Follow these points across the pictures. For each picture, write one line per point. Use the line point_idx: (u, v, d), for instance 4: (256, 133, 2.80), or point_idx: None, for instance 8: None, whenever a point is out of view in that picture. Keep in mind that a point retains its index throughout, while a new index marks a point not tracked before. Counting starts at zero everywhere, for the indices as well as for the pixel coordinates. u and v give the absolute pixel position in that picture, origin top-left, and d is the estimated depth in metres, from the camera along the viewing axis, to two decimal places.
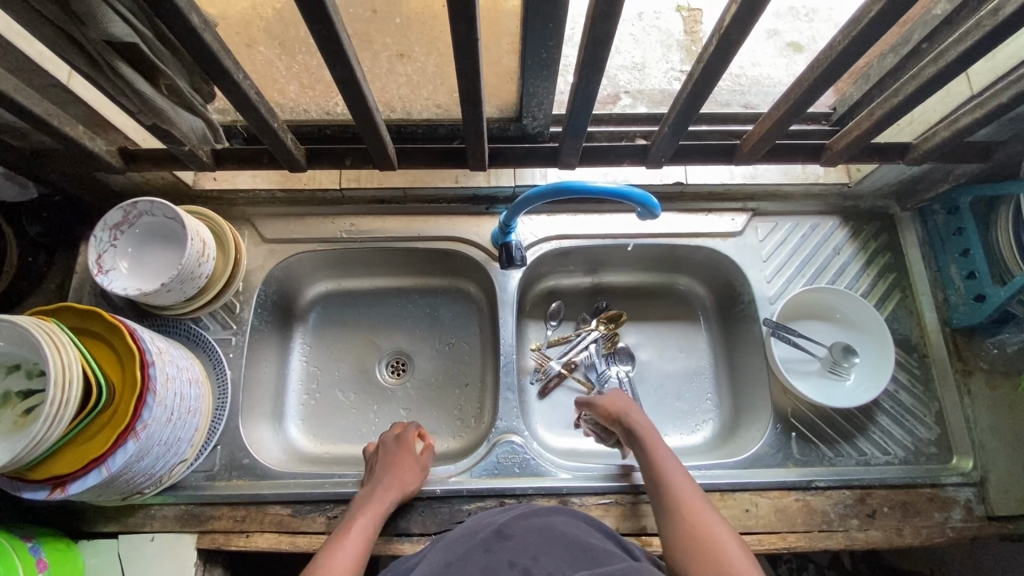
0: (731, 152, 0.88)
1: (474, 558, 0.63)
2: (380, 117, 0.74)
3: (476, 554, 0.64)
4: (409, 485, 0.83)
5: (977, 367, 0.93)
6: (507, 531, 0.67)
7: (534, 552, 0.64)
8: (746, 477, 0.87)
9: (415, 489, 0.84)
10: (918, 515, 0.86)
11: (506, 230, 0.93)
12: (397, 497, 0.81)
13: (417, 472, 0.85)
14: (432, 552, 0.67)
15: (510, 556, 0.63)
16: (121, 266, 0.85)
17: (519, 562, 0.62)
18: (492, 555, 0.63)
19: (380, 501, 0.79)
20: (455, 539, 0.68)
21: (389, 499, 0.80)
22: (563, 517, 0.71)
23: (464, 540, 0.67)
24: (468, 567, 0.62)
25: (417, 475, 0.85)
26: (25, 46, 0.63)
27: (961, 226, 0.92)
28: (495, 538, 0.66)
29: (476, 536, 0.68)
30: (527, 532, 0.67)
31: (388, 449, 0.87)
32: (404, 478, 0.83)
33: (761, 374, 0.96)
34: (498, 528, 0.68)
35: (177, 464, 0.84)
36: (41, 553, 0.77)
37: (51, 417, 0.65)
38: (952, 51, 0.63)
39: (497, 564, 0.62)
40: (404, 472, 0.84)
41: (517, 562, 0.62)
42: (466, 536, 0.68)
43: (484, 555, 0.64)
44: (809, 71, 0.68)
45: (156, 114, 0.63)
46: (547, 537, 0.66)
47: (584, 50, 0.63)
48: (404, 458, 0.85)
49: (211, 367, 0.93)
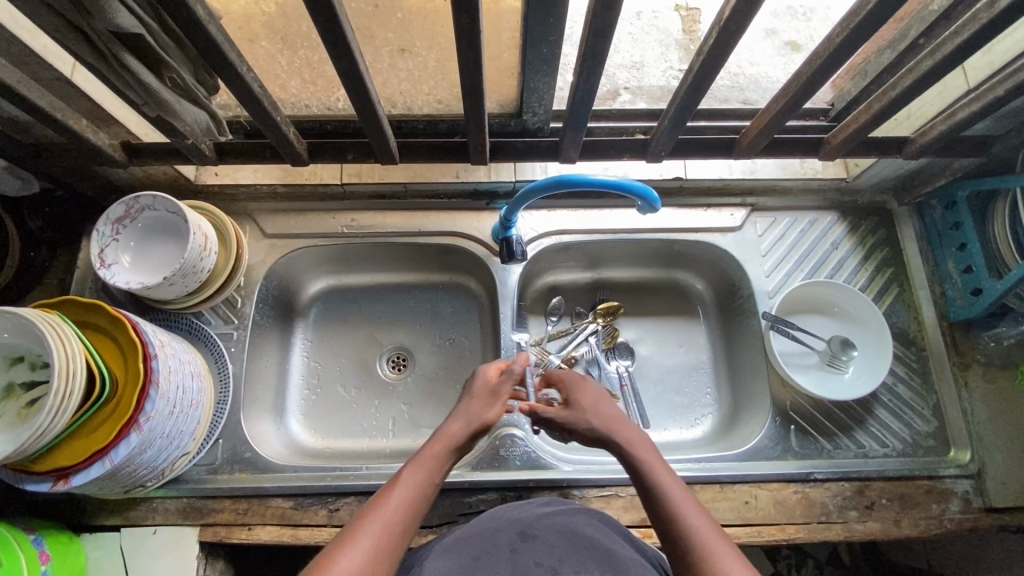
0: (730, 147, 0.88)
1: (500, 556, 0.62)
2: (382, 111, 0.75)
3: (501, 553, 0.62)
4: (485, 413, 0.75)
5: (974, 360, 0.94)
6: (530, 531, 0.66)
7: (559, 554, 0.62)
8: (745, 469, 0.88)
9: (496, 417, 0.76)
10: (916, 506, 0.86)
11: (506, 226, 0.93)
12: (472, 425, 0.73)
13: (496, 400, 0.77)
14: (450, 545, 0.64)
15: (535, 557, 0.62)
16: (124, 259, 0.86)
17: (546, 564, 0.61)
18: (517, 557, 0.62)
19: (450, 430, 0.72)
20: (475, 532, 0.66)
21: (461, 427, 0.72)
22: (583, 516, 0.69)
23: (484, 535, 0.66)
24: (494, 567, 0.61)
25: (497, 405, 0.77)
26: (30, 39, 0.63)
27: (958, 220, 0.93)
28: (519, 538, 0.64)
29: (499, 533, 0.66)
30: (550, 532, 0.65)
31: (464, 383, 0.79)
32: (480, 407, 0.75)
33: (760, 368, 0.97)
34: (520, 528, 0.66)
35: (179, 458, 0.84)
36: (43, 546, 0.77)
37: (55, 407, 0.65)
38: (949, 44, 0.64)
39: (524, 566, 0.61)
40: (479, 402, 0.76)
41: (544, 563, 0.61)
42: (486, 529, 0.66)
43: (510, 554, 0.62)
44: (807, 65, 0.68)
45: (161, 105, 0.63)
46: (568, 538, 0.65)
47: (586, 43, 0.63)
48: (481, 388, 0.78)
49: (212, 361, 0.93)
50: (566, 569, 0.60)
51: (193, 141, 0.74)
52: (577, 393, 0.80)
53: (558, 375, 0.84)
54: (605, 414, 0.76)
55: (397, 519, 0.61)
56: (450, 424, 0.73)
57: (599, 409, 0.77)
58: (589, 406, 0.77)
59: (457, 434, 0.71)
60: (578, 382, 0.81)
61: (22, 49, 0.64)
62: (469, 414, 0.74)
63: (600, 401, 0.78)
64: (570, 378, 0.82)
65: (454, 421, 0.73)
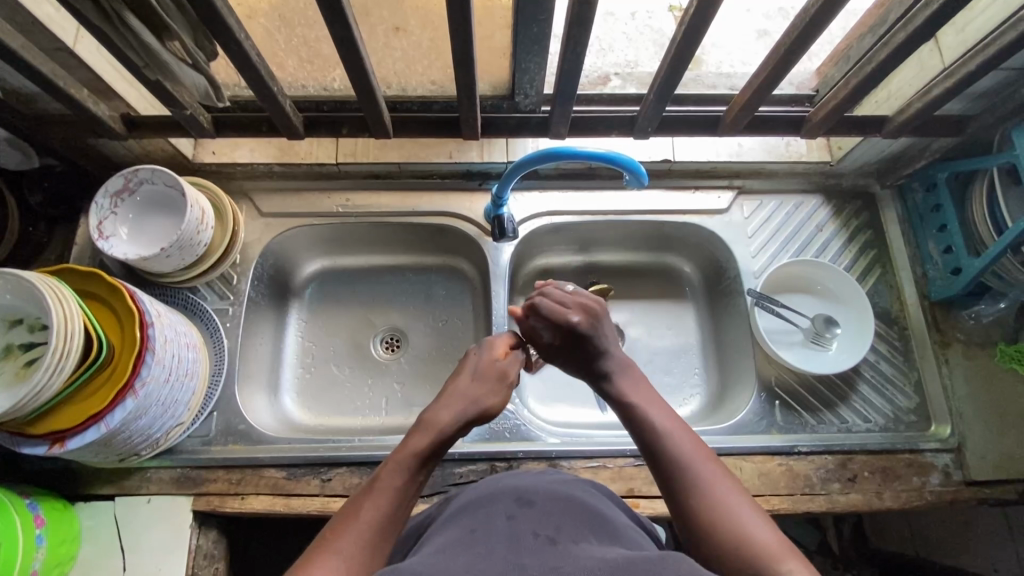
0: (716, 125, 0.91)
1: (495, 526, 0.55)
2: (378, 85, 0.78)
3: (497, 522, 0.55)
4: (484, 398, 0.72)
5: (955, 339, 0.95)
6: (528, 498, 0.60)
7: (558, 524, 0.55)
8: (732, 441, 0.90)
9: (495, 405, 0.74)
10: (897, 479, 0.88)
11: (497, 204, 0.96)
12: (464, 411, 0.70)
13: (499, 387, 0.75)
14: (446, 525, 0.58)
15: (532, 526, 0.55)
16: (122, 232, 0.88)
17: (543, 533, 0.53)
18: (515, 523, 0.55)
19: (440, 417, 0.68)
20: (469, 504, 0.61)
21: (452, 414, 0.69)
22: (580, 485, 0.65)
23: (481, 508, 0.59)
24: (492, 537, 0.53)
25: (499, 390, 0.74)
26: (36, 9, 0.66)
27: (938, 203, 0.96)
28: (516, 506, 0.58)
29: (496, 502, 0.60)
30: (550, 500, 0.59)
31: (468, 362, 0.77)
32: (476, 391, 0.73)
33: (747, 347, 0.99)
34: (516, 497, 0.60)
35: (174, 427, 0.85)
36: (38, 510, 0.79)
37: (53, 366, 0.67)
38: (922, 15, 0.68)
39: (520, 536, 0.53)
40: (479, 388, 0.73)
41: (540, 533, 0.53)
42: (483, 504, 0.60)
43: (506, 523, 0.55)
44: (785, 38, 0.71)
45: (161, 68, 0.67)
46: (568, 507, 0.59)
47: (573, 13, 0.66)
48: (485, 370, 0.75)
49: (207, 336, 0.95)
50: (565, 535, 0.54)
51: (190, 111, 0.78)
52: (583, 344, 0.78)
53: (562, 320, 0.79)
54: (614, 356, 0.78)
55: (376, 526, 0.57)
56: (442, 411, 0.69)
57: (609, 357, 0.77)
58: (601, 352, 0.78)
59: (445, 422, 0.68)
60: (580, 330, 0.79)
61: (28, 17, 0.66)
62: (465, 399, 0.71)
63: (609, 346, 0.78)
64: (576, 326, 0.79)
65: (446, 408, 0.70)
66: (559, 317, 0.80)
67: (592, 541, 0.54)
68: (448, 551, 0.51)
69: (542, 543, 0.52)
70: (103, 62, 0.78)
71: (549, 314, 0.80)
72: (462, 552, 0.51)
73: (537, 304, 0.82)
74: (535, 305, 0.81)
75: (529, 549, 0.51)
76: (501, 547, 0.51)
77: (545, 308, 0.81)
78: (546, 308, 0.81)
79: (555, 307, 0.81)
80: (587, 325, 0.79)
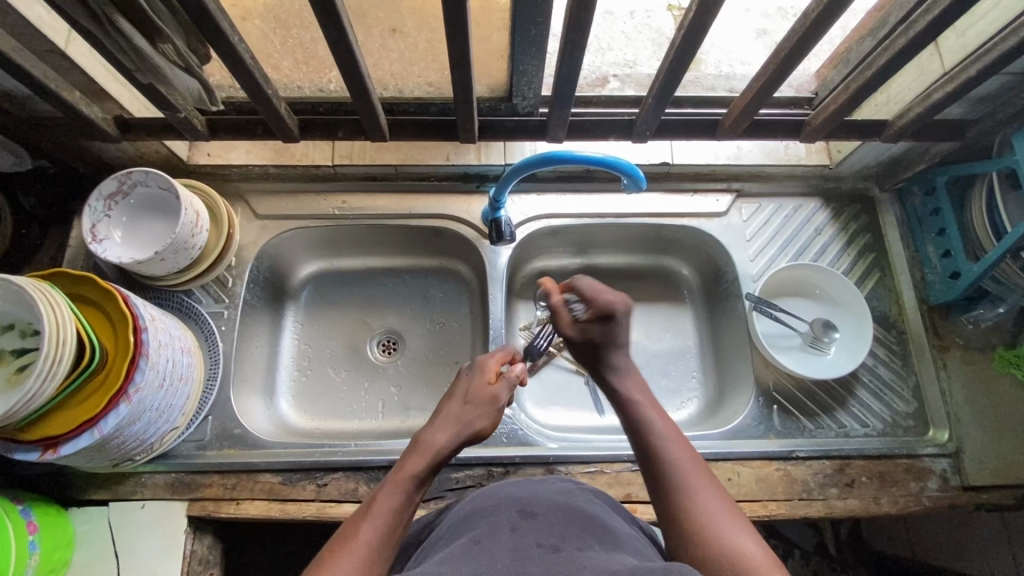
0: (715, 128, 0.91)
1: (499, 538, 0.54)
2: (373, 88, 0.77)
3: (500, 534, 0.55)
4: (477, 420, 0.72)
5: (953, 344, 0.95)
6: (531, 510, 0.59)
7: (562, 534, 0.55)
8: (729, 447, 0.90)
9: (487, 427, 0.73)
10: (895, 485, 0.88)
11: (495, 208, 0.95)
12: (458, 433, 0.69)
13: (492, 410, 0.74)
14: (447, 539, 0.58)
15: (536, 536, 0.54)
16: (115, 235, 0.87)
17: (547, 543, 0.53)
18: (518, 535, 0.55)
19: (436, 440, 0.68)
20: (471, 515, 0.61)
21: (448, 437, 0.68)
22: (582, 495, 0.65)
23: (482, 519, 0.59)
24: (495, 548, 0.53)
25: (492, 412, 0.73)
26: (25, 10, 0.66)
27: (938, 207, 0.95)
28: (519, 517, 0.57)
29: (499, 513, 0.59)
30: (552, 511, 0.58)
31: (462, 384, 0.76)
32: (470, 414, 0.72)
33: (744, 350, 0.99)
34: (520, 509, 0.59)
35: (168, 432, 0.84)
36: (31, 516, 0.78)
37: (45, 371, 0.66)
38: (922, 21, 0.67)
39: (524, 547, 0.53)
40: (472, 411, 0.72)
41: (545, 543, 0.53)
42: (484, 515, 0.60)
43: (509, 534, 0.55)
44: (785, 43, 0.71)
45: (154, 71, 0.67)
46: (570, 516, 0.58)
47: (571, 16, 0.65)
48: (478, 393, 0.74)
49: (203, 340, 0.94)
50: (569, 544, 0.53)
51: (184, 114, 0.77)
52: (610, 329, 0.77)
53: (602, 299, 0.77)
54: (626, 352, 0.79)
55: (375, 545, 0.57)
56: (436, 434, 0.69)
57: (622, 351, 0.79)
58: (616, 345, 0.78)
59: (441, 445, 0.67)
60: (615, 317, 0.77)
61: (18, 19, 0.66)
62: (459, 422, 0.71)
63: (625, 340, 0.79)
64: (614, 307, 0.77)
65: (440, 431, 0.69)
66: (598, 296, 0.77)
67: (595, 548, 0.54)
68: (450, 562, 0.50)
69: (546, 553, 0.52)
70: (95, 64, 0.77)
71: (589, 290, 0.77)
72: (465, 564, 0.50)
73: (577, 283, 0.78)
74: (576, 283, 0.78)
75: (534, 561, 0.50)
76: (506, 559, 0.51)
77: (585, 285, 0.78)
78: (584, 288, 0.78)
79: (595, 287, 0.78)
80: (622, 310, 0.78)
